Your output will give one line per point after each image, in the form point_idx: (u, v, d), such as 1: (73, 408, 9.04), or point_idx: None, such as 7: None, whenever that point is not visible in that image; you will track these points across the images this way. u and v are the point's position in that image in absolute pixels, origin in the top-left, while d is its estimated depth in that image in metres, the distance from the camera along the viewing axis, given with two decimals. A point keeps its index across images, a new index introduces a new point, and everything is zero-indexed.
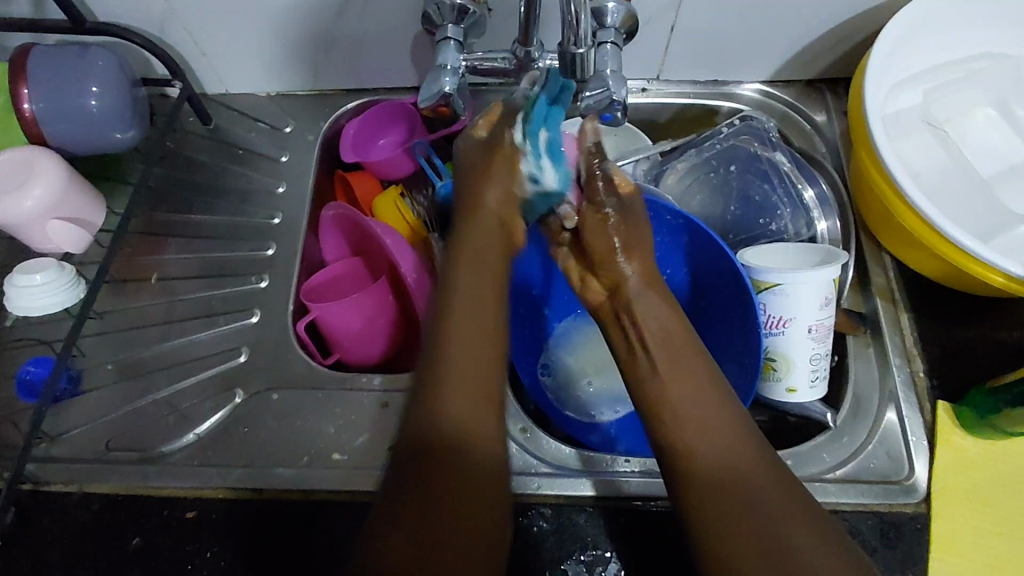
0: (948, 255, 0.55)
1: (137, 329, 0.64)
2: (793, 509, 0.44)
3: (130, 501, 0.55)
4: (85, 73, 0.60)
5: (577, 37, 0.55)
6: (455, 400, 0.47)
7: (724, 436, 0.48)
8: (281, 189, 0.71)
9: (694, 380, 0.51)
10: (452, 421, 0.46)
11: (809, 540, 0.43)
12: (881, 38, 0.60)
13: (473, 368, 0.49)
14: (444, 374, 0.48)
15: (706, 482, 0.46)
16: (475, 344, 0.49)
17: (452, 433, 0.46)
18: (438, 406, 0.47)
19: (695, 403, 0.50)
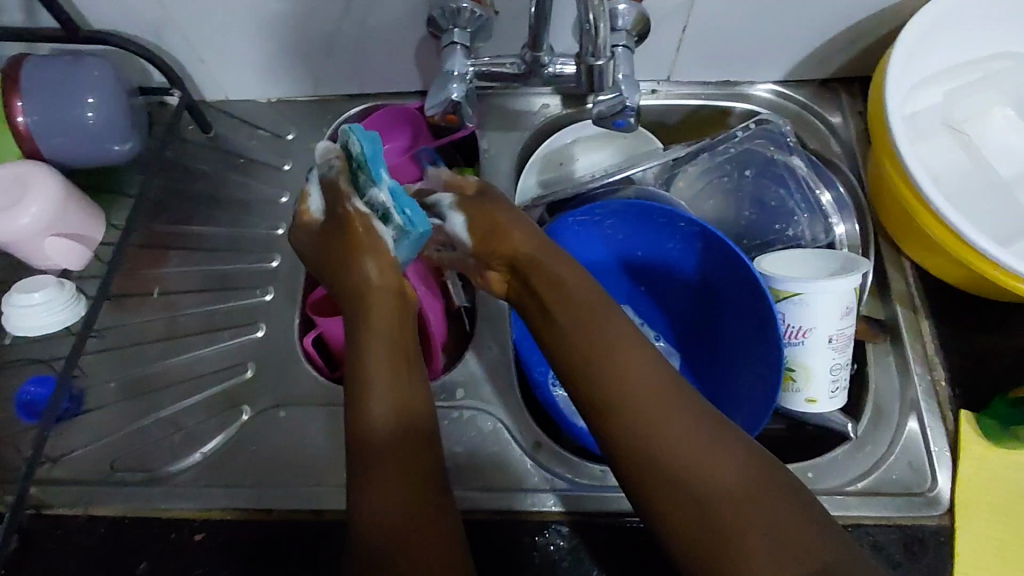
0: (970, 262, 0.54)
1: (140, 346, 0.63)
2: (801, 532, 0.39)
3: (136, 524, 0.54)
4: (81, 84, 0.58)
5: (596, 47, 0.53)
6: (382, 400, 0.47)
7: (679, 453, 0.43)
8: (284, 198, 0.69)
9: (654, 391, 0.46)
10: (387, 423, 0.46)
11: (805, 534, 0.39)
12: (902, 35, 0.58)
13: (409, 386, 0.48)
14: (377, 410, 0.47)
15: (703, 498, 0.41)
16: (391, 389, 0.47)
17: (379, 433, 0.46)
18: (365, 405, 0.47)
19: (671, 423, 0.44)
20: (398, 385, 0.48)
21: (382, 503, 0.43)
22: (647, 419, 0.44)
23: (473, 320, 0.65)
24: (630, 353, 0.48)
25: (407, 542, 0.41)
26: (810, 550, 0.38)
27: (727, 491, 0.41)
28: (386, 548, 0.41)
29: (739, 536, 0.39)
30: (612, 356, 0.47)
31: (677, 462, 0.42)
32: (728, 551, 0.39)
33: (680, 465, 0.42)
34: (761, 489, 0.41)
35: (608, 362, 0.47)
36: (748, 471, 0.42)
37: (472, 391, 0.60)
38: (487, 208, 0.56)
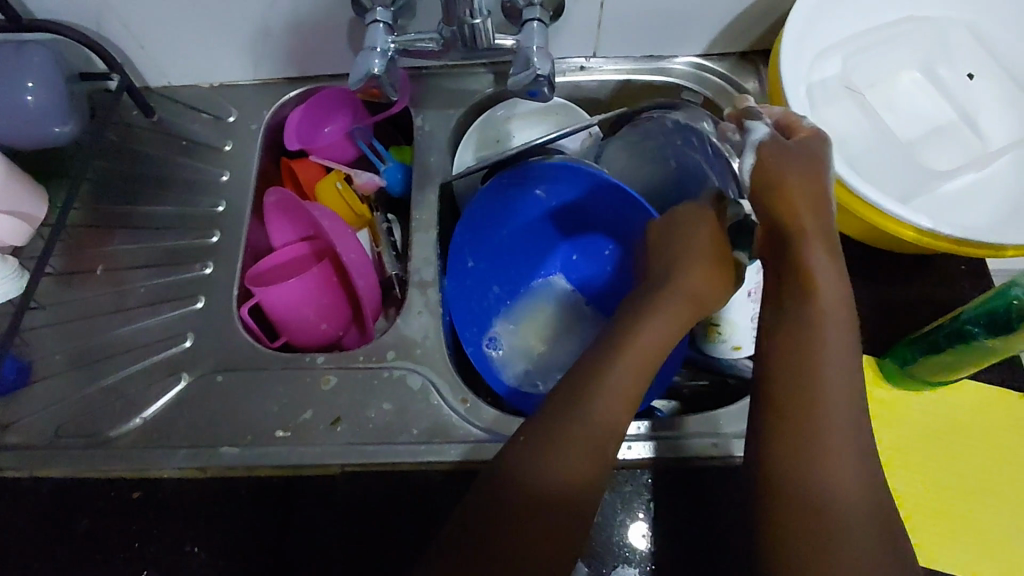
0: (869, 218, 0.56)
1: (85, 319, 0.65)
2: (868, 502, 0.44)
3: (78, 484, 0.56)
4: (19, 68, 0.61)
5: (472, 9, 0.57)
6: (567, 456, 0.48)
7: (835, 422, 0.46)
8: (226, 177, 0.72)
9: (833, 358, 0.49)
10: (557, 489, 0.47)
11: (867, 553, 0.42)
12: (795, 9, 0.61)
13: (610, 419, 0.50)
14: (585, 424, 0.49)
15: (793, 508, 0.44)
16: (625, 401, 0.51)
17: (565, 488, 0.47)
18: (540, 462, 0.47)
19: (833, 401, 0.47)
20: (597, 404, 0.50)
21: (508, 520, 0.45)
22: (814, 400, 0.47)
23: (403, 287, 0.69)
24: (838, 333, 0.50)
25: (496, 530, 0.45)
26: (887, 527, 0.43)
27: (813, 501, 0.44)
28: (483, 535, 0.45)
29: (834, 512, 0.44)
30: (823, 338, 0.49)
31: (824, 436, 0.46)
32: (822, 508, 0.44)
33: (807, 445, 0.46)
34: (833, 515, 0.44)
35: (803, 333, 0.50)
36: (865, 459, 0.46)
37: (401, 352, 0.62)
38: (674, 235, 0.61)
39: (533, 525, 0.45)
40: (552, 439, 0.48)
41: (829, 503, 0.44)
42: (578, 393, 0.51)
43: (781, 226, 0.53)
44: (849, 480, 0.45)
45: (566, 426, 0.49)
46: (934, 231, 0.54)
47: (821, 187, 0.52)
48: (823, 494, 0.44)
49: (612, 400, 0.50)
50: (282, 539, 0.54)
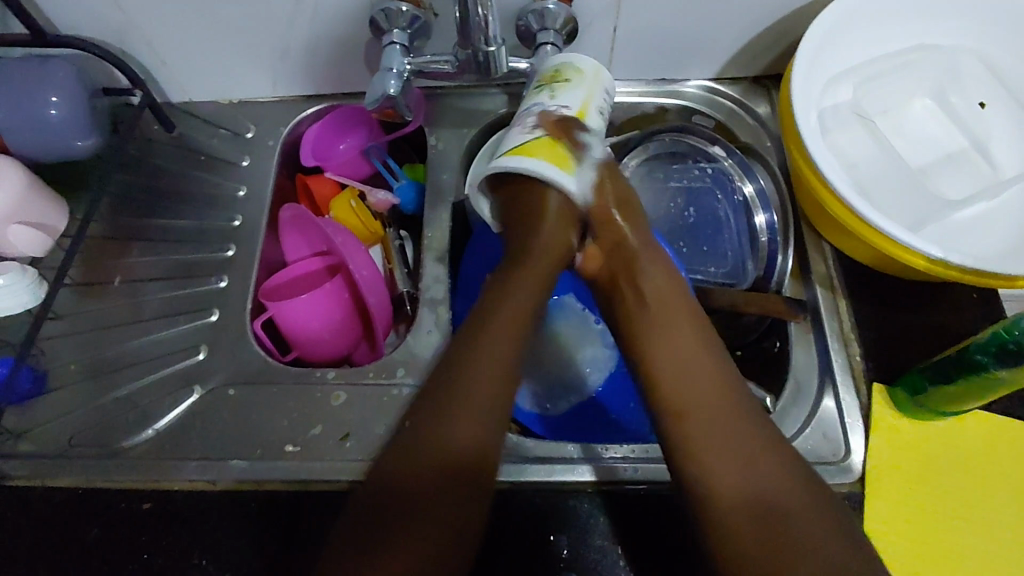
0: (880, 245, 0.56)
1: (101, 330, 0.66)
2: (783, 480, 0.49)
3: (89, 494, 0.57)
4: (44, 83, 0.62)
5: (488, 37, 0.58)
6: (466, 420, 0.51)
7: (726, 422, 0.51)
8: (242, 192, 0.73)
9: (693, 368, 0.54)
10: (463, 447, 0.50)
11: (805, 522, 0.47)
12: (806, 36, 0.62)
13: (482, 393, 0.53)
14: (471, 395, 0.52)
15: (739, 508, 0.48)
16: (486, 379, 0.53)
17: (465, 448, 0.50)
18: (451, 426, 0.51)
19: (705, 396, 0.53)
20: (495, 386, 0.53)
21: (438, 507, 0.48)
22: (710, 401, 0.52)
23: (414, 304, 0.70)
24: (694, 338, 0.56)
25: (423, 516, 0.48)
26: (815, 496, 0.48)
27: (743, 495, 0.48)
28: (424, 534, 0.47)
29: (777, 496, 0.48)
30: (693, 356, 0.55)
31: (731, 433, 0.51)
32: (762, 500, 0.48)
33: (716, 440, 0.50)
34: (764, 502, 0.48)
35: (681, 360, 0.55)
36: (757, 435, 0.51)
37: (411, 370, 0.63)
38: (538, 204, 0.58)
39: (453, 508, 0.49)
40: (450, 404, 0.52)
41: (767, 496, 0.48)
42: (459, 361, 0.54)
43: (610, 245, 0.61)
44: (771, 460, 0.49)
45: (453, 394, 0.52)
46: (944, 260, 0.54)
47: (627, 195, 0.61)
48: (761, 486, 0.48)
49: (496, 344, 0.55)
50: (289, 554, 0.54)
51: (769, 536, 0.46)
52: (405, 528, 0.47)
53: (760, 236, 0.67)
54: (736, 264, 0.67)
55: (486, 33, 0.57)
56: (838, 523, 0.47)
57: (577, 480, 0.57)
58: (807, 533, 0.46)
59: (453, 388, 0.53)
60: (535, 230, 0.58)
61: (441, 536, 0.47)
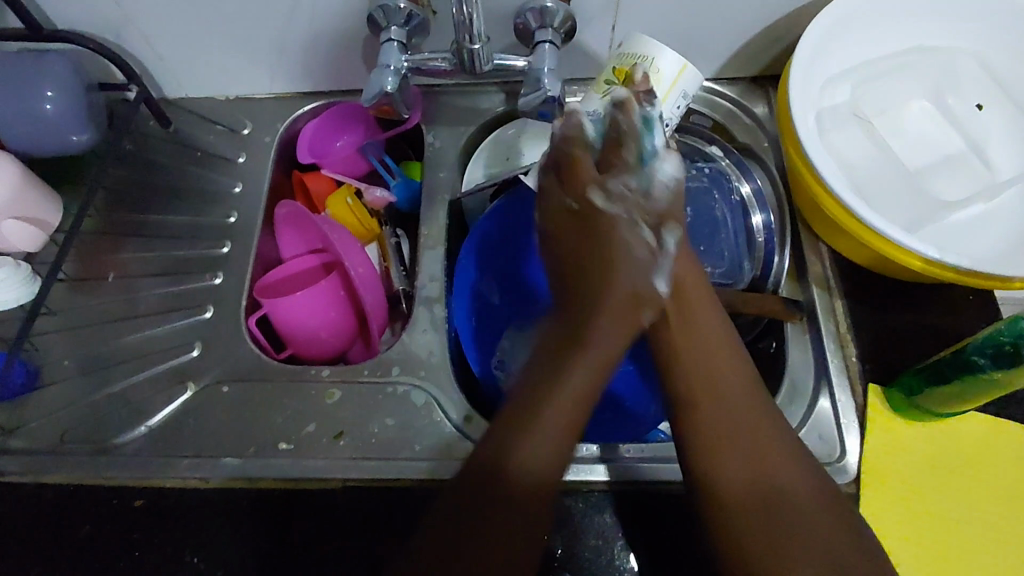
0: (876, 245, 0.56)
1: (94, 326, 0.66)
2: (802, 484, 0.48)
3: (81, 490, 0.57)
4: (39, 77, 0.62)
5: (472, 35, 0.57)
6: (546, 438, 0.47)
7: (763, 434, 0.50)
8: (238, 189, 0.73)
9: (726, 376, 0.52)
10: (524, 469, 0.46)
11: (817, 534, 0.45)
12: (805, 35, 0.61)
13: (575, 387, 0.48)
14: (555, 417, 0.48)
15: (748, 500, 0.47)
16: (570, 399, 0.48)
17: (538, 472, 0.47)
18: (533, 443, 0.47)
19: (729, 398, 0.51)
20: (597, 376, 0.49)
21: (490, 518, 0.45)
22: (740, 406, 0.51)
23: (410, 302, 0.70)
24: (706, 351, 0.53)
25: (485, 526, 0.44)
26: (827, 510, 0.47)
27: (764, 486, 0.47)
28: (473, 542, 0.44)
29: (782, 493, 0.47)
30: (722, 368, 0.52)
31: (768, 433, 0.50)
32: (776, 499, 0.47)
33: (744, 450, 0.49)
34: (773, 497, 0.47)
35: (706, 368, 0.53)
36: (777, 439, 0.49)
37: (407, 368, 0.63)
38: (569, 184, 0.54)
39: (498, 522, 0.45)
40: (520, 420, 0.47)
41: (787, 500, 0.47)
42: (551, 376, 0.48)
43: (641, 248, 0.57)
44: (794, 468, 0.48)
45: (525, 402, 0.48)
46: (941, 261, 0.54)
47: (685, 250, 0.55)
48: (790, 493, 0.47)
49: (563, 345, 0.49)
50: (282, 552, 0.54)
51: (769, 526, 0.45)
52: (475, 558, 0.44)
53: (757, 236, 0.66)
54: (733, 264, 0.66)
55: (471, 32, 0.57)
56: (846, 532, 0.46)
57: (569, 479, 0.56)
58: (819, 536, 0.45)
59: (537, 404, 0.48)
60: (571, 238, 0.52)
61: (491, 554, 0.44)
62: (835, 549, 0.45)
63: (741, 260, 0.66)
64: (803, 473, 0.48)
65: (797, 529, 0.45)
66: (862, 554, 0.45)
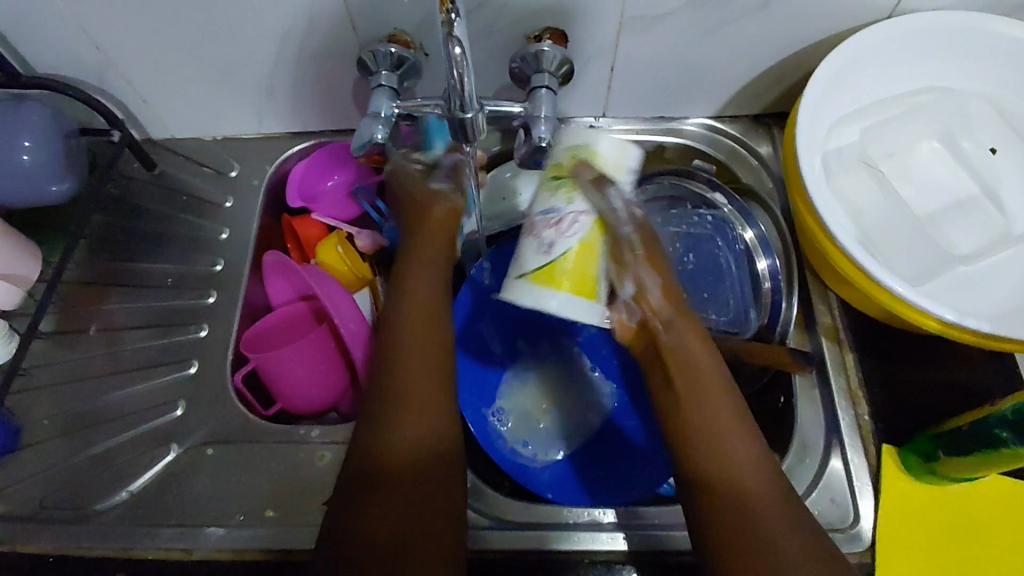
0: (888, 303, 0.53)
1: (77, 383, 0.64)
2: (760, 475, 0.45)
3: (59, 561, 0.54)
4: (16, 126, 0.59)
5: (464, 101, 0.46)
6: (417, 416, 0.48)
7: (709, 415, 0.48)
8: (225, 235, 0.70)
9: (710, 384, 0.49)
10: (405, 448, 0.46)
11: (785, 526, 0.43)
12: (813, 77, 0.59)
13: (427, 378, 0.49)
14: (405, 398, 0.48)
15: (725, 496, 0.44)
16: (413, 383, 0.49)
17: (425, 450, 0.47)
18: (410, 420, 0.47)
19: (711, 397, 0.48)
20: (438, 366, 0.50)
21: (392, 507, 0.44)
22: (699, 395, 0.48)
23: None
24: (697, 344, 0.51)
25: (376, 511, 0.43)
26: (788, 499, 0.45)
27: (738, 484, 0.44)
28: (381, 527, 0.43)
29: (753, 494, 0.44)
30: (690, 358, 0.50)
31: (705, 406, 0.48)
32: (721, 478, 0.45)
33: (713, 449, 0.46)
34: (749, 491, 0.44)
35: (681, 364, 0.50)
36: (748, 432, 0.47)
37: None
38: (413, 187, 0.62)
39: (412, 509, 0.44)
40: (388, 398, 0.48)
41: (741, 492, 0.44)
42: (382, 380, 0.49)
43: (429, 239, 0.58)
44: (737, 439, 0.47)
45: (400, 383, 0.49)
46: (959, 323, 0.51)
47: (655, 243, 0.56)
48: (729, 469, 0.45)
49: (420, 326, 0.52)
50: None
51: (727, 508, 0.44)
52: (370, 542, 0.42)
53: (763, 283, 0.64)
54: (739, 313, 0.64)
55: (461, 98, 0.46)
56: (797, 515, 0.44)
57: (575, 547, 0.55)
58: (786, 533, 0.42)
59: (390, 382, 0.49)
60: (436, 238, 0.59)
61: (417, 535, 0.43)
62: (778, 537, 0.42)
63: (747, 308, 0.64)
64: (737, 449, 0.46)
65: (749, 492, 0.44)
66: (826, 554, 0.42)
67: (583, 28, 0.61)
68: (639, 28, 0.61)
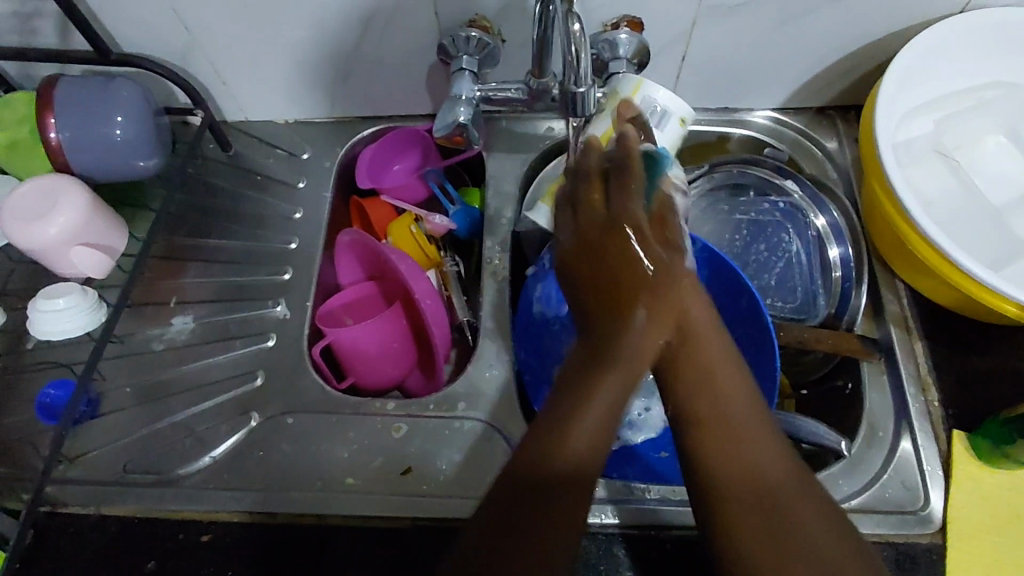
0: (963, 287, 0.55)
1: (154, 353, 0.65)
2: (787, 474, 0.44)
3: (145, 523, 0.56)
4: (111, 101, 0.61)
5: (577, 76, 0.50)
6: (592, 423, 0.44)
7: (732, 420, 0.46)
8: (298, 214, 0.72)
9: (727, 393, 0.47)
10: (588, 450, 0.44)
11: (817, 531, 0.42)
12: (890, 69, 0.60)
13: (624, 400, 0.46)
14: (611, 398, 0.45)
15: (743, 493, 0.43)
16: (634, 360, 0.46)
17: (589, 466, 0.44)
18: (576, 438, 0.44)
19: (733, 407, 0.47)
20: (622, 399, 0.45)
21: (521, 535, 0.42)
22: (704, 420, 0.46)
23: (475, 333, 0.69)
24: (712, 349, 0.49)
25: (545, 530, 0.42)
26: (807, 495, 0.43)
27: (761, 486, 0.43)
28: (534, 549, 0.42)
29: (776, 493, 0.43)
30: (707, 362, 0.48)
31: (741, 436, 0.45)
32: (746, 474, 0.44)
33: (732, 446, 0.45)
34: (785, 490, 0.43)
35: (710, 385, 0.47)
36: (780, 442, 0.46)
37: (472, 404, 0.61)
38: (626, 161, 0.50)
39: (536, 538, 0.42)
40: (584, 398, 0.45)
41: (771, 493, 0.43)
42: (584, 386, 0.45)
43: (621, 167, 0.50)
44: (774, 457, 0.45)
45: (589, 377, 0.45)
46: None
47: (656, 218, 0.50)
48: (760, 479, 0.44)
49: (615, 263, 0.47)
50: None
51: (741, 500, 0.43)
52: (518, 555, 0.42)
53: (833, 270, 0.65)
54: (806, 298, 0.66)
55: (576, 74, 0.49)
56: (826, 523, 0.42)
57: (601, 523, 0.54)
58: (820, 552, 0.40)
59: (593, 382, 0.45)
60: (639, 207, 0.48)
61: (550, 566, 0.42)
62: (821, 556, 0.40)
63: (816, 292, 0.66)
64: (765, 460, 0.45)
65: (776, 500, 0.43)
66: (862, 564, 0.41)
67: (658, 18, 0.62)
68: (715, 18, 0.62)
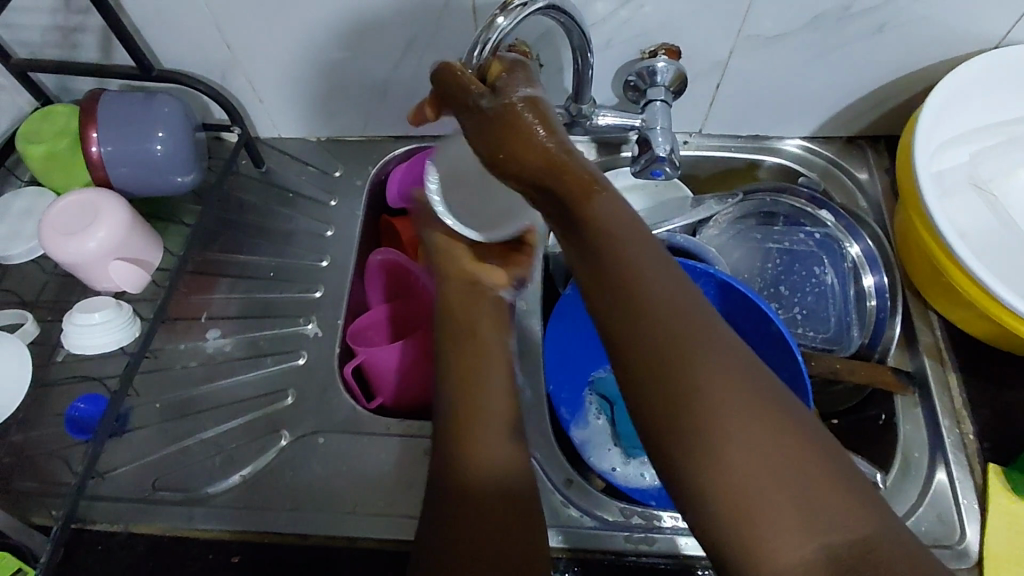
0: (1004, 322, 0.55)
1: (183, 369, 0.65)
2: (738, 402, 0.34)
3: (175, 543, 0.55)
4: (150, 118, 0.61)
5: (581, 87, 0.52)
6: (486, 427, 0.49)
7: (681, 354, 0.36)
8: (330, 233, 0.72)
9: (673, 312, 0.37)
10: (491, 464, 0.48)
11: (763, 459, 0.33)
12: (927, 103, 0.61)
13: (492, 395, 0.52)
14: (459, 433, 0.49)
15: (668, 430, 0.35)
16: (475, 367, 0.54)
17: (487, 471, 0.47)
18: (475, 443, 0.48)
19: (670, 329, 0.36)
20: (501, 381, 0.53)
21: (478, 524, 0.45)
22: (672, 351, 0.36)
23: None
24: (635, 249, 0.39)
25: (503, 527, 0.45)
26: (766, 419, 0.34)
27: (699, 421, 0.34)
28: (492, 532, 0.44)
29: (716, 435, 0.33)
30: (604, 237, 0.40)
31: (679, 352, 0.35)
32: (676, 396, 0.35)
33: (665, 387, 0.35)
34: (732, 427, 0.33)
35: (632, 298, 0.38)
36: (737, 370, 0.35)
37: None
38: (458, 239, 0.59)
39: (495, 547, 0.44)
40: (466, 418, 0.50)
41: (703, 426, 0.34)
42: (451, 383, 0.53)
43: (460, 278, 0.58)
44: (716, 383, 0.34)
45: (472, 401, 0.51)
46: None
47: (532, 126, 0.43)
48: (698, 408, 0.34)
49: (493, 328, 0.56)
50: None
51: (683, 438, 0.34)
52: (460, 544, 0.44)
53: (868, 299, 0.65)
54: (840, 328, 0.66)
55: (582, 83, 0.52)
56: (777, 444, 0.33)
57: (637, 551, 0.54)
58: (768, 482, 0.32)
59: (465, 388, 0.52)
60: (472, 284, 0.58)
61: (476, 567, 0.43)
62: (764, 484, 0.32)
63: (849, 320, 0.66)
64: (750, 443, 0.33)
65: (728, 466, 0.33)
66: (855, 496, 0.32)
67: (696, 47, 0.63)
68: (752, 49, 0.63)
